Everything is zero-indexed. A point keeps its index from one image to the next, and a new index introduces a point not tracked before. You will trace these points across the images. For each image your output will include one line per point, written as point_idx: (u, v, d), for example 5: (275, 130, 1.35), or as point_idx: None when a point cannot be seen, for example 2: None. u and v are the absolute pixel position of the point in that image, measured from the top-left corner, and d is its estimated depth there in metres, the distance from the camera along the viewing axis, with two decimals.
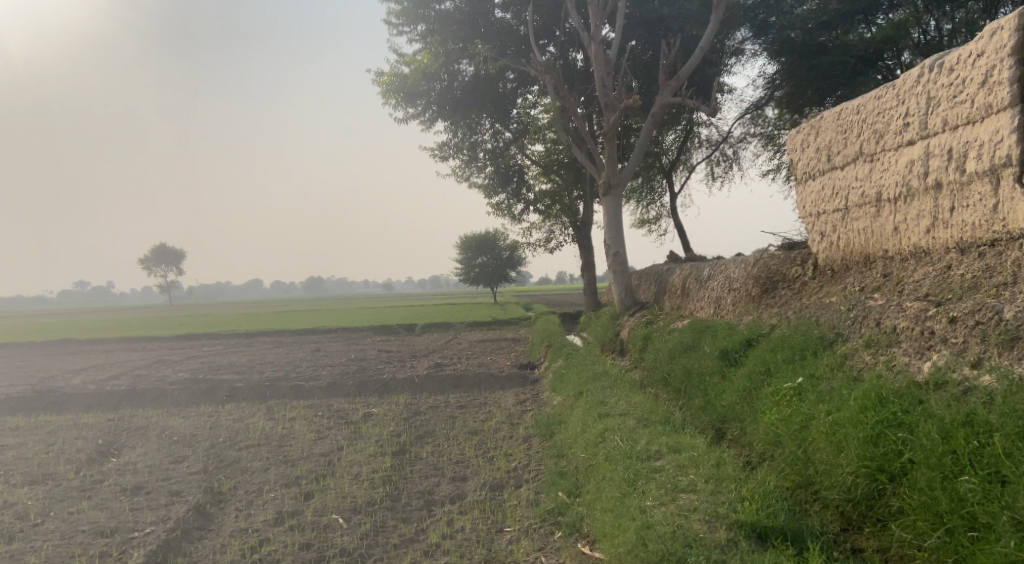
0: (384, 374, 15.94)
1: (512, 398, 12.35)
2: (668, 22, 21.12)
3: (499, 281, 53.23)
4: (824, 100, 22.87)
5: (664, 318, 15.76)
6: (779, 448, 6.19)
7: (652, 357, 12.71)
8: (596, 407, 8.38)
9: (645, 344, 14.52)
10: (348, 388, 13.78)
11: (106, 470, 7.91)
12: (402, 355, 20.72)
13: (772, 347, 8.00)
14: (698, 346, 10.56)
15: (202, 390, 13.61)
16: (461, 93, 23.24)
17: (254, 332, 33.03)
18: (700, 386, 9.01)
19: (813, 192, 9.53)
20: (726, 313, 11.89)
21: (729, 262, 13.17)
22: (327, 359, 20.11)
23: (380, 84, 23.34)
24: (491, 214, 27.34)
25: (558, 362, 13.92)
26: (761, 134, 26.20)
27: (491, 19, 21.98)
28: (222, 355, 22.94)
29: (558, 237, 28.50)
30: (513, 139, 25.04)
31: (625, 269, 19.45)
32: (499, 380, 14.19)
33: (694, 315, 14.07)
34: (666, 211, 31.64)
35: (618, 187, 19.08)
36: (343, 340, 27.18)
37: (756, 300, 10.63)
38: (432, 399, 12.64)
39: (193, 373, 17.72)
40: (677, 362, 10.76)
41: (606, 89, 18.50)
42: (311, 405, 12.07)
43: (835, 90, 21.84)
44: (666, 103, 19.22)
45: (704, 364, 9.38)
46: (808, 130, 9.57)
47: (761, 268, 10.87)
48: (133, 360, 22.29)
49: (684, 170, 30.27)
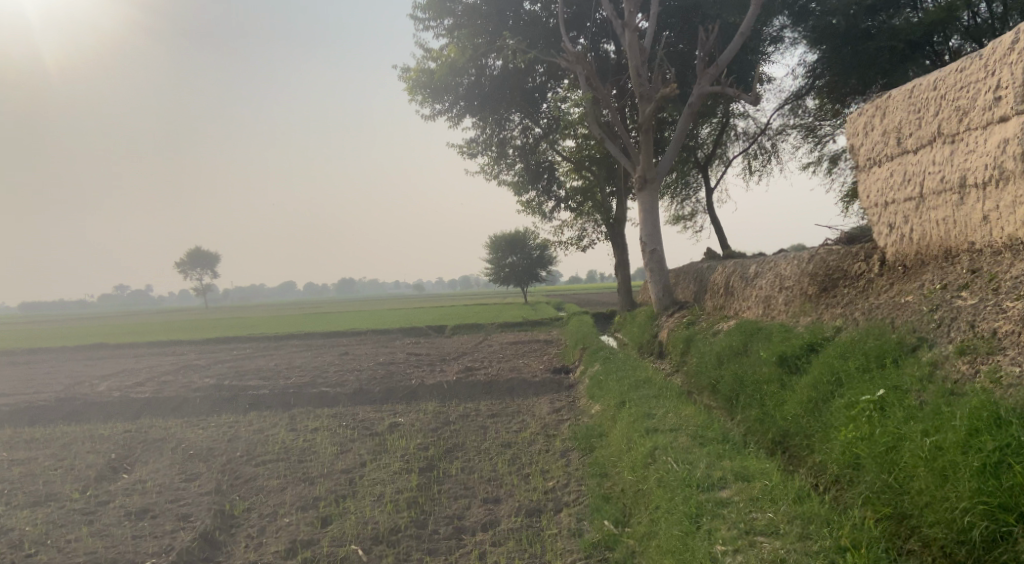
0: (413, 380, 15.33)
1: (548, 406, 11.62)
2: (704, 10, 20.15)
3: (530, 281, 52.52)
4: (869, 88, 21.64)
5: (706, 319, 14.85)
6: (864, 474, 5.36)
7: (696, 361, 11.86)
8: (642, 419, 7.59)
9: (688, 347, 13.65)
10: (375, 395, 13.19)
11: (114, 489, 7.40)
12: (431, 358, 20.11)
13: (841, 353, 7.13)
14: (750, 349, 9.67)
15: (224, 397, 13.15)
16: (489, 88, 22.58)
17: (285, 335, 32.87)
18: (756, 396, 8.16)
19: (879, 180, 8.60)
20: (778, 314, 10.97)
21: (778, 258, 12.23)
22: (355, 363, 19.61)
23: (406, 80, 22.82)
24: (521, 212, 26.61)
25: (595, 367, 13.13)
26: (800, 125, 25.02)
27: (520, 10, 21.29)
28: (251, 359, 22.65)
29: (590, 236, 27.63)
30: (543, 134, 24.31)
31: (663, 267, 18.52)
32: (532, 385, 13.47)
33: (740, 316, 13.16)
34: (702, 207, 30.58)
35: (655, 181, 18.20)
36: (373, 343, 26.75)
37: (813, 300, 9.71)
38: (462, 407, 11.96)
39: (219, 379, 17.35)
40: (726, 367, 9.89)
41: (641, 79, 17.63)
42: (336, 414, 11.49)
43: (881, 77, 20.60)
44: (704, 92, 18.25)
45: (760, 370, 8.51)
46: (873, 111, 8.63)
47: (818, 265, 9.93)
48: (163, 365, 22.13)
49: (721, 165, 29.17)
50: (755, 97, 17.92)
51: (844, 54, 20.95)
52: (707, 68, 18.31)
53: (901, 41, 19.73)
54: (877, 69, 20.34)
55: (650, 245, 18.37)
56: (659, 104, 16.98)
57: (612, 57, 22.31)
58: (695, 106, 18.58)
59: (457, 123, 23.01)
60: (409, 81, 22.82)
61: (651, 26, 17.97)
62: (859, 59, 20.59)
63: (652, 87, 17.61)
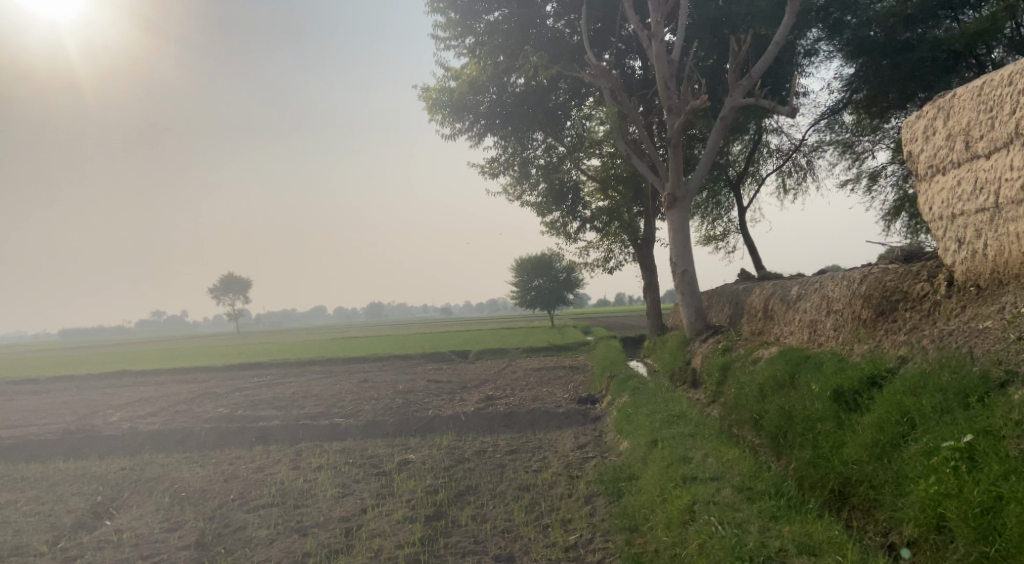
0: (429, 410, 14.50)
1: (572, 441, 10.70)
2: (735, 21, 19.33)
3: (557, 304, 51.58)
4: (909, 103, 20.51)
5: (744, 344, 13.81)
6: (957, 541, 4.44)
7: (735, 392, 10.86)
8: (678, 464, 6.66)
9: (725, 377, 12.63)
10: (387, 428, 12.37)
11: (87, 541, 6.68)
12: (452, 386, 19.28)
13: (910, 388, 6.14)
14: (797, 380, 8.66)
15: (231, 429, 12.48)
16: (511, 106, 21.99)
17: (306, 361, 32.32)
18: (810, 435, 7.17)
19: (944, 189, 7.62)
20: (827, 342, 9.95)
21: (824, 279, 11.21)
22: (374, 392, 18.87)
23: (426, 99, 22.37)
24: (545, 233, 25.83)
25: (623, 397, 12.16)
26: (837, 141, 23.90)
27: (542, 27, 20.75)
28: (268, 387, 22.06)
29: (617, 257, 26.69)
30: (567, 153, 23.67)
31: (695, 289, 17.50)
32: (556, 416, 12.56)
33: (781, 341, 12.12)
34: (734, 227, 29.49)
35: (685, 199, 17.30)
36: (393, 369, 25.98)
37: (868, 325, 8.70)
38: (479, 442, 11.08)
39: (233, 409, 16.73)
40: (771, 401, 8.88)
41: (669, 92, 16.83)
42: (343, 450, 10.69)
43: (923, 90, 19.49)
44: (737, 105, 17.38)
45: (811, 405, 7.53)
46: (936, 113, 7.69)
47: (872, 286, 8.90)
48: (178, 393, 21.62)
49: (753, 183, 28.14)
50: (791, 110, 16.97)
51: (883, 66, 19.93)
52: (739, 81, 17.47)
53: (945, 52, 18.65)
54: (919, 82, 19.26)
55: (681, 266, 17.39)
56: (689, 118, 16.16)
57: (639, 73, 21.60)
58: (727, 120, 17.73)
59: (479, 143, 22.47)
60: (429, 100, 22.35)
61: (679, 38, 17.20)
62: (899, 72, 19.54)
63: (681, 100, 16.81)
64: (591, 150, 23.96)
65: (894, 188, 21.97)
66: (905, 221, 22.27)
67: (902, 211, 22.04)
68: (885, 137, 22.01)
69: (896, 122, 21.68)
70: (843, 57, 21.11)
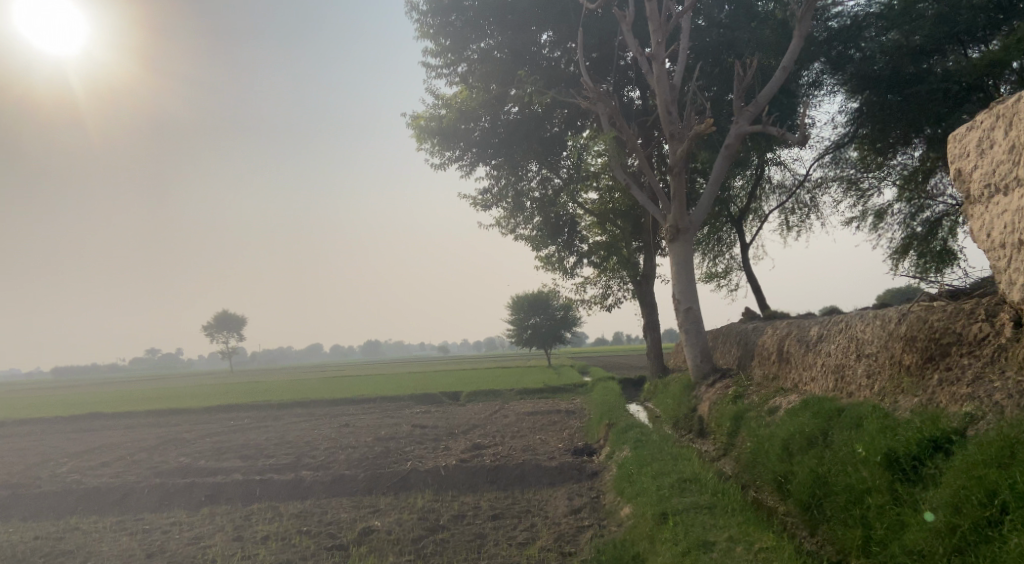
0: (407, 461, 13.05)
1: (565, 503, 9.23)
2: (737, 48, 18.46)
3: (554, 343, 50.12)
4: (915, 138, 19.36)
5: (756, 392, 12.43)
6: None
7: (752, 447, 9.48)
8: (696, 554, 5.26)
9: (738, 427, 11.23)
10: (357, 484, 10.93)
11: None
12: (437, 433, 17.78)
13: (993, 458, 4.79)
14: (832, 437, 7.29)
15: (179, 484, 11.03)
16: (504, 135, 21.04)
17: (289, 402, 30.77)
18: (859, 511, 5.82)
19: (1005, 212, 6.41)
20: (858, 391, 8.61)
21: (849, 318, 9.94)
22: (353, 438, 17.37)
23: (414, 126, 21.37)
24: (540, 268, 24.62)
25: (623, 452, 10.76)
26: (842, 177, 22.84)
27: (538, 55, 19.93)
28: (241, 431, 20.56)
29: (616, 293, 25.45)
30: (564, 185, 22.61)
31: (700, 329, 16.18)
32: (547, 471, 11.09)
33: (801, 390, 10.76)
34: (737, 264, 28.34)
35: (689, 231, 16.14)
36: (378, 412, 24.46)
37: (914, 372, 7.38)
38: (458, 503, 9.65)
39: (194, 458, 15.24)
40: (800, 461, 7.50)
41: (671, 118, 15.83)
42: (301, 513, 9.24)
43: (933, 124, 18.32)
44: (743, 132, 16.40)
45: (854, 471, 6.18)
46: (995, 122, 6.51)
47: (916, 325, 7.61)
48: (144, 439, 20.11)
49: (756, 220, 27.09)
50: (801, 138, 15.93)
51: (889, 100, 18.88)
52: (745, 107, 16.53)
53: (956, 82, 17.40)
54: (930, 113, 18.07)
55: (685, 303, 16.10)
56: (693, 143, 15.08)
57: (637, 102, 20.71)
58: (732, 148, 16.74)
59: (470, 173, 21.42)
60: (418, 128, 21.37)
61: (680, 63, 16.26)
62: (908, 104, 18.48)
63: (685, 126, 15.78)
64: (588, 183, 22.91)
65: (902, 226, 20.84)
66: (913, 261, 21.09)
67: (911, 250, 20.82)
68: (892, 172, 20.90)
69: (902, 158, 20.59)
70: (847, 92, 20.21)
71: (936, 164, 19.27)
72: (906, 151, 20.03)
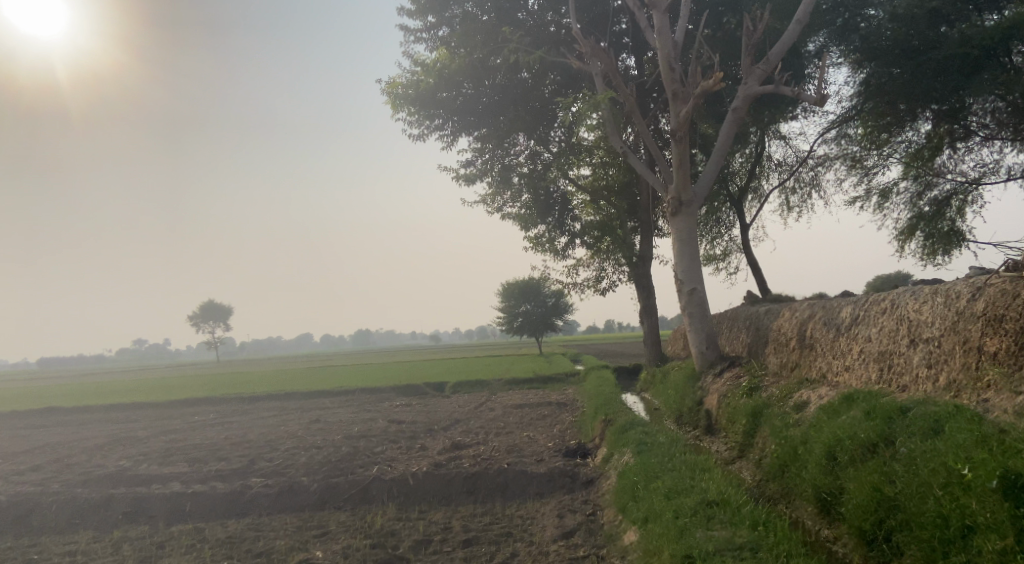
0: (373, 465, 11.33)
1: (554, 523, 7.53)
2: (743, 5, 16.63)
3: (545, 331, 48.46)
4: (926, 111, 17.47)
5: (775, 383, 10.81)
6: None
7: (780, 450, 7.87)
8: None
9: (757, 426, 9.61)
10: (308, 496, 9.21)
11: None
12: (415, 429, 16.08)
13: None
14: (900, 445, 5.67)
15: (96, 497, 9.30)
16: (489, 102, 19.32)
17: (264, 395, 28.99)
18: (963, 556, 4.25)
19: None
20: (917, 385, 6.96)
21: (892, 295, 8.32)
22: (321, 437, 15.65)
23: (389, 92, 19.43)
24: (528, 249, 22.90)
25: (622, 457, 9.13)
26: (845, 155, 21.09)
27: (525, 15, 18.14)
28: (203, 429, 18.78)
29: (609, 276, 23.77)
30: (554, 159, 20.88)
31: (706, 314, 14.54)
32: (534, 479, 9.40)
33: (830, 383, 9.14)
34: (737, 246, 26.70)
35: (692, 203, 14.47)
36: (355, 405, 22.73)
37: (1004, 362, 5.77)
38: (422, 522, 7.96)
39: (137, 462, 13.47)
40: (855, 473, 5.91)
41: (674, 76, 14.09)
42: (229, 540, 7.51)
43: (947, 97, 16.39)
44: (752, 94, 14.67)
45: (949, 497, 4.60)
46: None
47: (1001, 302, 5.97)
48: (94, 437, 18.33)
49: (757, 199, 25.42)
50: (818, 99, 14.19)
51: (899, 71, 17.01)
52: (755, 66, 14.81)
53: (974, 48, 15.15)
54: (945, 81, 16.01)
55: (689, 284, 14.40)
56: (698, 102, 13.36)
57: (633, 70, 18.99)
58: (740, 112, 15.02)
59: (451, 144, 19.60)
60: (393, 93, 19.43)
61: (682, 16, 14.48)
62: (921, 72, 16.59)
63: (689, 84, 14.04)
64: (580, 157, 21.15)
65: (907, 205, 18.86)
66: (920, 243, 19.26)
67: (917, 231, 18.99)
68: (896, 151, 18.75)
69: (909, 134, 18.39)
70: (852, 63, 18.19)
71: (943, 141, 17.39)
72: (914, 125, 17.84)
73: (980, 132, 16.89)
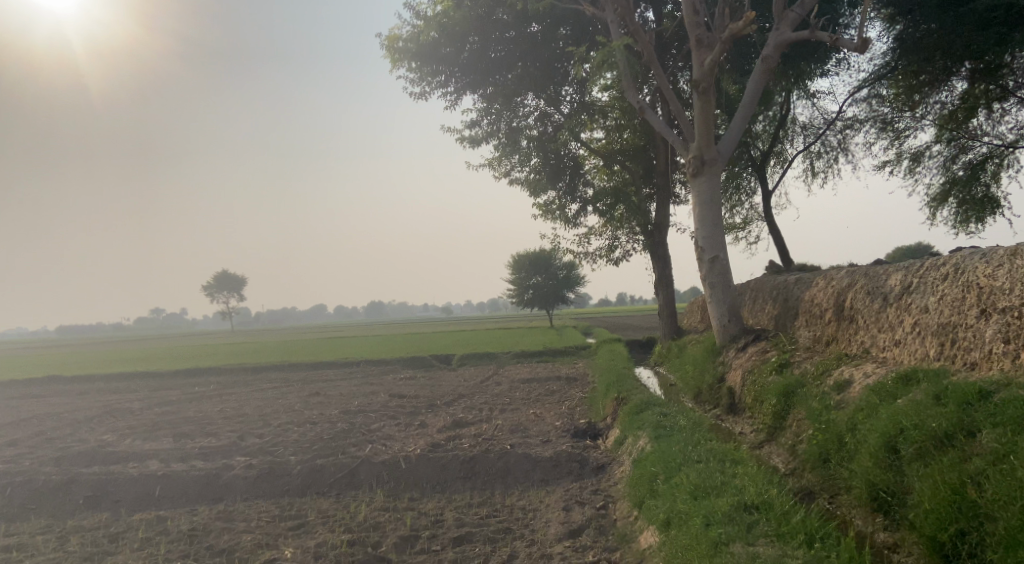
0: (365, 445, 10.42)
1: (560, 518, 6.56)
2: None
3: (556, 304, 47.46)
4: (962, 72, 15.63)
5: (808, 358, 9.75)
6: None
7: (819, 437, 6.84)
8: None
9: (789, 406, 8.60)
10: (287, 481, 8.29)
11: None
12: (416, 404, 15.21)
13: None
14: (986, 437, 4.64)
15: (57, 479, 8.44)
16: (496, 57, 18.13)
17: (269, 365, 28.29)
18: None
19: None
20: (990, 363, 5.91)
21: (954, 257, 7.23)
22: (317, 412, 14.80)
23: (389, 46, 18.21)
24: (538, 217, 21.77)
25: (637, 442, 8.15)
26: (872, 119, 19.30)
27: None
28: (198, 401, 18.02)
29: (623, 245, 22.61)
30: (566, 120, 19.62)
31: (728, 284, 13.42)
32: (538, 464, 8.44)
33: (875, 359, 8.10)
34: (758, 214, 25.40)
35: (716, 162, 13.25)
36: (359, 378, 21.91)
37: None
38: (408, 513, 7.02)
39: (119, 437, 12.67)
40: (924, 469, 4.90)
41: (700, 19, 12.78)
42: (191, 532, 6.61)
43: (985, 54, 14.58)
44: (784, 41, 13.32)
45: None
46: None
47: None
48: (86, 409, 17.63)
49: (780, 165, 24.03)
50: (858, 46, 12.81)
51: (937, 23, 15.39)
52: (789, 10, 13.46)
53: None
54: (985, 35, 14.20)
55: (710, 252, 13.27)
56: (725, 48, 12.09)
57: (652, 22, 17.63)
58: (770, 61, 13.69)
59: (456, 102, 18.41)
60: (393, 47, 18.22)
61: None
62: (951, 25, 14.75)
63: (716, 29, 12.76)
64: (593, 118, 19.87)
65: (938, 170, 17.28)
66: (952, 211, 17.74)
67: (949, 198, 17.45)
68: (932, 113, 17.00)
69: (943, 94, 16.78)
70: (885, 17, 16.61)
71: (981, 100, 15.60)
72: (949, 85, 16.14)
73: (1018, 92, 15.24)
